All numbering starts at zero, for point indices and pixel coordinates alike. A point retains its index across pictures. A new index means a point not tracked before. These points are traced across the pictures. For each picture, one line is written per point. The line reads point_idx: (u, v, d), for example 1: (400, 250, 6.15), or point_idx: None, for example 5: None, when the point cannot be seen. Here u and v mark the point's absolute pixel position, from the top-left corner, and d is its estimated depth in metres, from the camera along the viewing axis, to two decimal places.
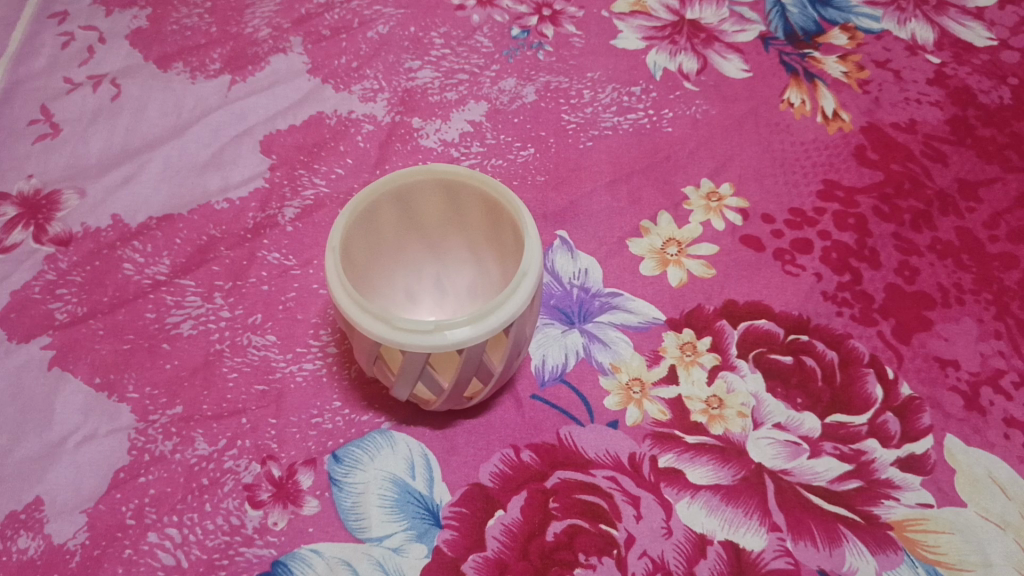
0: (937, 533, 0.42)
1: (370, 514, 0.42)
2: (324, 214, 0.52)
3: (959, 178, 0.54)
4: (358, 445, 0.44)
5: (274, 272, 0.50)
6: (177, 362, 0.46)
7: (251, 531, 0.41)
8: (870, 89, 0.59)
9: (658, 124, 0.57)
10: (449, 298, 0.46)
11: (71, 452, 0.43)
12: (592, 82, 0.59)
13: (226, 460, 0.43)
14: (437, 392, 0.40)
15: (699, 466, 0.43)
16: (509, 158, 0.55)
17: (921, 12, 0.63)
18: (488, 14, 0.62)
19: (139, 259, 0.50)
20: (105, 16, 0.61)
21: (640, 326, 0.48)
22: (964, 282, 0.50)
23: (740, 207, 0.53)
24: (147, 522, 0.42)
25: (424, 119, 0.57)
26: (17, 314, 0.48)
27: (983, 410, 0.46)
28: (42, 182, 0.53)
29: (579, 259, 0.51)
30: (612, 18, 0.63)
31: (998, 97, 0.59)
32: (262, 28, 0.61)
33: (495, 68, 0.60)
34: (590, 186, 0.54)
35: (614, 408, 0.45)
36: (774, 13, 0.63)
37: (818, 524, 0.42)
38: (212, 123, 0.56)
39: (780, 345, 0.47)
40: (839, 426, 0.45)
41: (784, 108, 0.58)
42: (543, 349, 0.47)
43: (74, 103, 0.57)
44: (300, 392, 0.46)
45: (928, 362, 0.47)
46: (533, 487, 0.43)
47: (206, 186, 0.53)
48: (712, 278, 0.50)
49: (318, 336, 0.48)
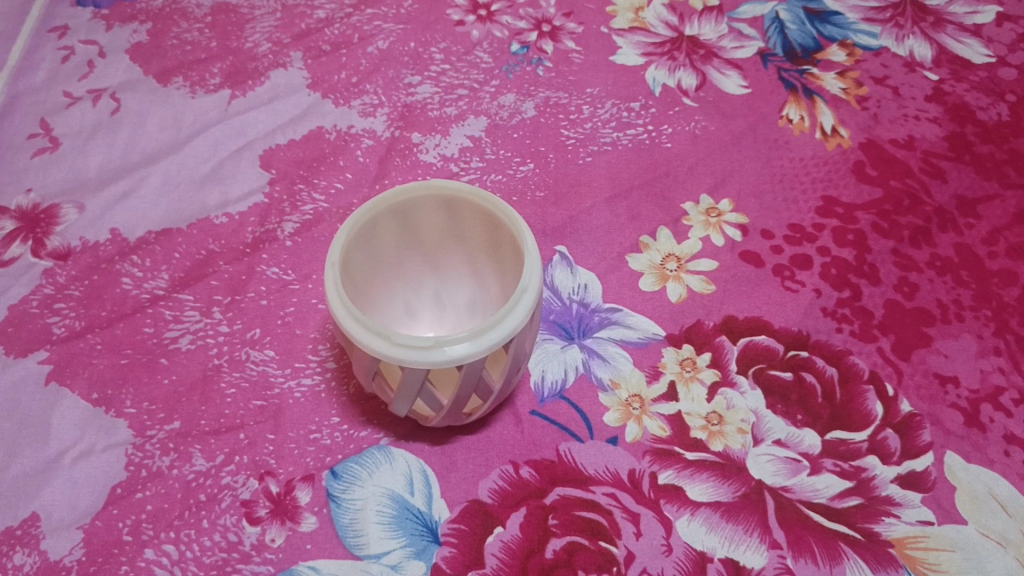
0: (938, 551, 0.42)
1: (367, 531, 0.42)
2: (323, 229, 0.52)
3: (958, 195, 0.54)
4: (357, 461, 0.44)
5: (273, 286, 0.50)
6: (175, 378, 0.46)
7: (248, 548, 0.41)
8: (869, 105, 0.59)
9: (657, 140, 0.57)
10: (448, 313, 0.46)
11: (68, 468, 0.43)
12: (592, 98, 0.59)
13: (223, 476, 0.43)
14: (435, 408, 0.40)
15: (698, 483, 0.43)
16: (508, 173, 0.55)
17: (919, 29, 0.63)
18: (488, 30, 0.63)
19: (138, 273, 0.50)
20: (105, 31, 0.61)
21: (639, 342, 0.48)
22: (963, 298, 0.50)
23: (739, 223, 0.53)
24: (143, 538, 0.41)
25: (424, 134, 0.57)
26: (14, 328, 0.48)
27: (983, 427, 0.46)
28: (42, 197, 0.53)
29: (579, 275, 0.51)
30: (612, 34, 0.63)
31: (996, 113, 0.59)
32: (262, 43, 0.61)
33: (495, 84, 0.60)
34: (589, 202, 0.54)
35: (614, 424, 0.45)
36: (772, 30, 0.63)
37: (819, 542, 0.42)
38: (212, 137, 0.56)
39: (780, 361, 0.47)
40: (840, 443, 0.45)
41: (782, 124, 0.58)
42: (543, 365, 0.47)
43: (73, 117, 0.57)
44: (299, 407, 0.45)
45: (927, 379, 0.47)
46: (532, 504, 0.42)
47: (205, 201, 0.53)
48: (711, 294, 0.50)
49: (316, 351, 0.47)
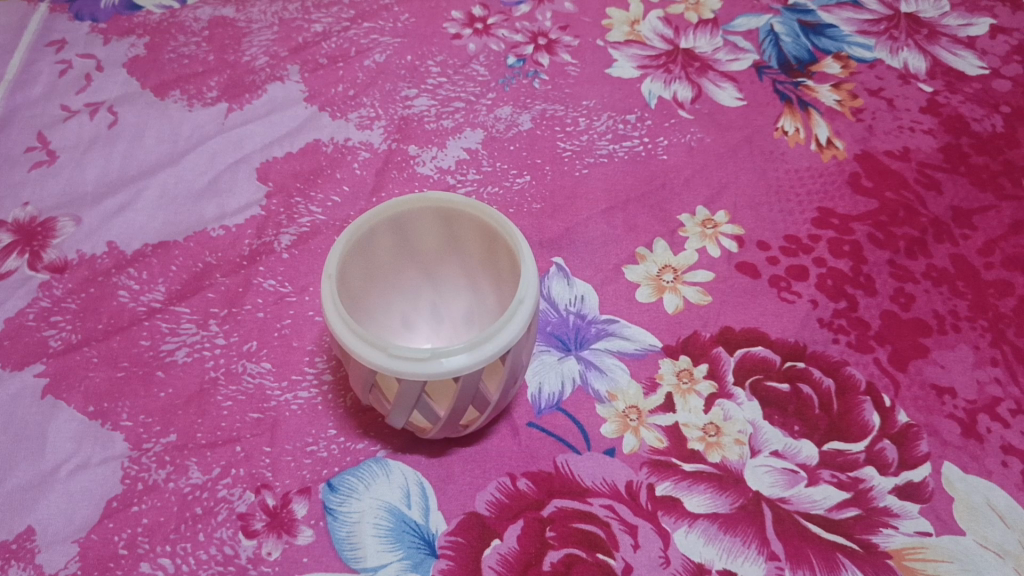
0: (936, 562, 0.42)
1: (365, 543, 0.41)
2: (320, 241, 0.52)
3: (953, 206, 0.55)
4: (353, 474, 0.44)
5: (270, 298, 0.50)
6: (171, 391, 0.46)
7: (244, 562, 0.41)
8: (864, 117, 0.59)
9: (653, 151, 0.57)
10: (445, 326, 0.46)
11: (64, 481, 0.43)
12: (587, 110, 0.60)
13: (219, 489, 0.43)
14: (433, 420, 0.40)
15: (696, 495, 0.43)
16: (504, 186, 0.55)
17: (914, 41, 0.64)
18: (484, 44, 0.63)
19: (134, 286, 0.50)
20: (103, 44, 0.62)
21: (636, 353, 0.48)
22: (959, 309, 0.50)
23: (735, 234, 0.53)
24: (139, 552, 0.41)
25: (420, 146, 0.57)
26: (11, 342, 0.48)
27: (981, 438, 0.46)
28: (38, 209, 0.53)
29: (575, 286, 0.51)
30: (607, 47, 0.63)
31: (991, 124, 0.59)
32: (259, 57, 0.61)
33: (491, 96, 0.60)
34: (586, 214, 0.54)
35: (611, 436, 0.45)
36: (767, 42, 0.64)
37: (817, 554, 0.41)
38: (209, 150, 0.57)
39: (776, 372, 0.47)
40: (837, 454, 0.45)
41: (778, 136, 0.58)
42: (539, 376, 0.47)
43: (71, 130, 0.57)
44: (295, 420, 0.45)
45: (925, 389, 0.47)
46: (528, 516, 0.42)
47: (202, 213, 0.54)
48: (707, 305, 0.50)
49: (313, 363, 0.47)
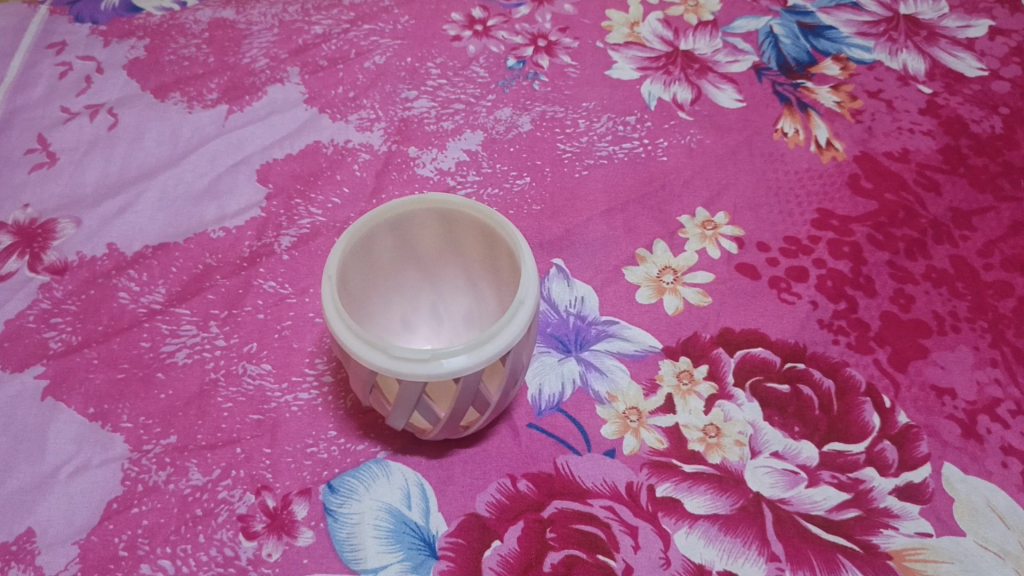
0: (937, 563, 0.42)
1: (365, 545, 0.41)
2: (320, 243, 0.52)
3: (952, 207, 0.55)
4: (354, 475, 0.44)
5: (270, 300, 0.50)
6: (171, 393, 0.46)
7: (245, 563, 0.41)
8: (863, 118, 0.60)
9: (652, 153, 0.57)
10: (445, 327, 0.47)
11: (64, 483, 0.43)
12: (587, 112, 0.60)
13: (220, 491, 0.43)
14: (433, 421, 0.40)
15: (696, 495, 0.43)
16: (504, 187, 0.55)
17: (912, 43, 0.64)
18: (484, 45, 0.63)
19: (134, 288, 0.50)
20: (103, 46, 0.62)
21: (636, 354, 0.48)
22: (959, 310, 0.50)
23: (735, 236, 0.53)
24: (139, 553, 0.41)
25: (420, 148, 0.57)
26: (11, 343, 0.48)
27: (980, 438, 0.46)
28: (38, 211, 0.53)
29: (575, 288, 0.51)
30: (607, 48, 0.64)
31: (990, 126, 0.59)
32: (259, 59, 0.61)
33: (491, 98, 0.60)
34: (585, 216, 0.54)
35: (611, 437, 0.45)
36: (766, 44, 0.64)
37: (818, 555, 0.41)
38: (209, 152, 0.57)
39: (776, 373, 0.47)
40: (837, 455, 0.45)
41: (777, 137, 0.58)
42: (540, 378, 0.47)
43: (71, 132, 0.57)
44: (296, 421, 0.45)
45: (924, 390, 0.47)
46: (529, 517, 0.42)
47: (202, 215, 0.54)
48: (707, 306, 0.50)
49: (313, 365, 0.47)
